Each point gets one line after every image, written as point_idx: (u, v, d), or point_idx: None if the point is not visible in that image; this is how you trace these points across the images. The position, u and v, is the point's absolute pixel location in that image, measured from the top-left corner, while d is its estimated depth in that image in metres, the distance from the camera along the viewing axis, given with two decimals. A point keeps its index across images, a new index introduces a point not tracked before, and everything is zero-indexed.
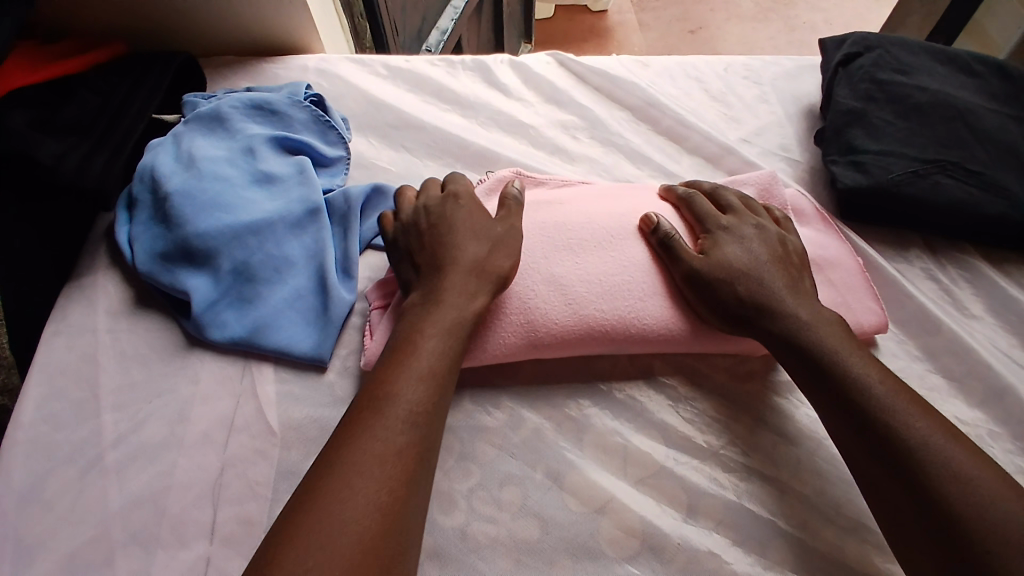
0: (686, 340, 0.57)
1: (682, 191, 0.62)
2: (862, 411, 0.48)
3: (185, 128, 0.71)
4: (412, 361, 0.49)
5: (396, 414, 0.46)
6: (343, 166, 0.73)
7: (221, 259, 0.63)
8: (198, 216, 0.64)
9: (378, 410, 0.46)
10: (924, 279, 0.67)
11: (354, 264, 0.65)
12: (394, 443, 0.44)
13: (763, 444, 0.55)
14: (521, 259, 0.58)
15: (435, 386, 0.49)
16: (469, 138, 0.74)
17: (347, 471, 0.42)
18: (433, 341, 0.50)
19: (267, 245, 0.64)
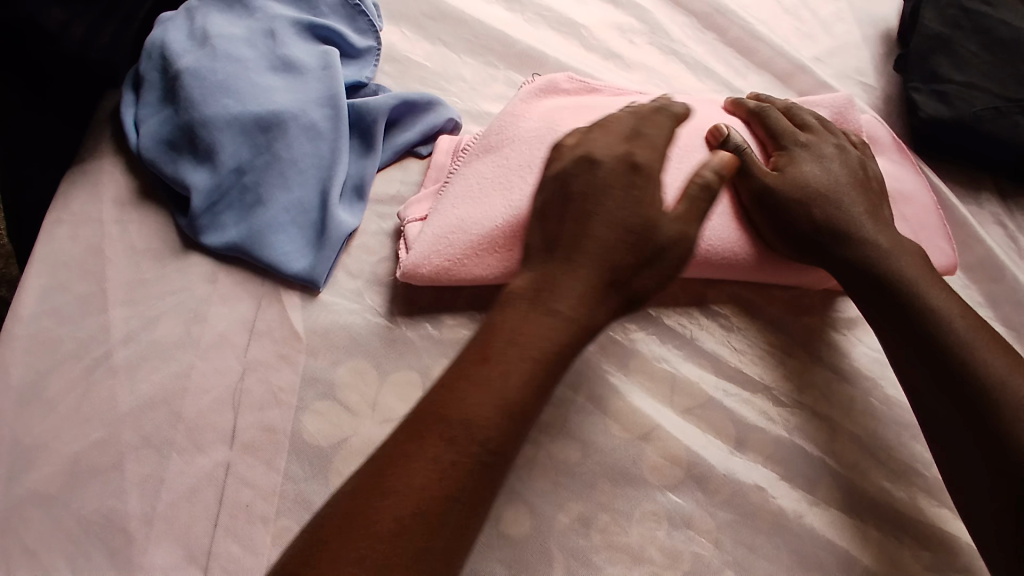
0: (750, 268, 0.53)
1: (752, 105, 0.57)
2: (938, 347, 0.47)
3: (201, 3, 0.64)
4: (509, 362, 0.42)
5: (499, 393, 0.41)
6: (372, 58, 0.65)
7: (223, 153, 0.56)
8: (204, 101, 0.58)
9: (443, 419, 0.40)
10: (991, 224, 0.63)
11: (367, 186, 0.58)
12: (484, 426, 0.40)
13: (816, 381, 0.53)
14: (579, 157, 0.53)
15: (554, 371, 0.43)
16: (514, 37, 0.67)
17: (435, 446, 0.39)
18: (503, 375, 0.42)
19: (274, 144, 0.57)
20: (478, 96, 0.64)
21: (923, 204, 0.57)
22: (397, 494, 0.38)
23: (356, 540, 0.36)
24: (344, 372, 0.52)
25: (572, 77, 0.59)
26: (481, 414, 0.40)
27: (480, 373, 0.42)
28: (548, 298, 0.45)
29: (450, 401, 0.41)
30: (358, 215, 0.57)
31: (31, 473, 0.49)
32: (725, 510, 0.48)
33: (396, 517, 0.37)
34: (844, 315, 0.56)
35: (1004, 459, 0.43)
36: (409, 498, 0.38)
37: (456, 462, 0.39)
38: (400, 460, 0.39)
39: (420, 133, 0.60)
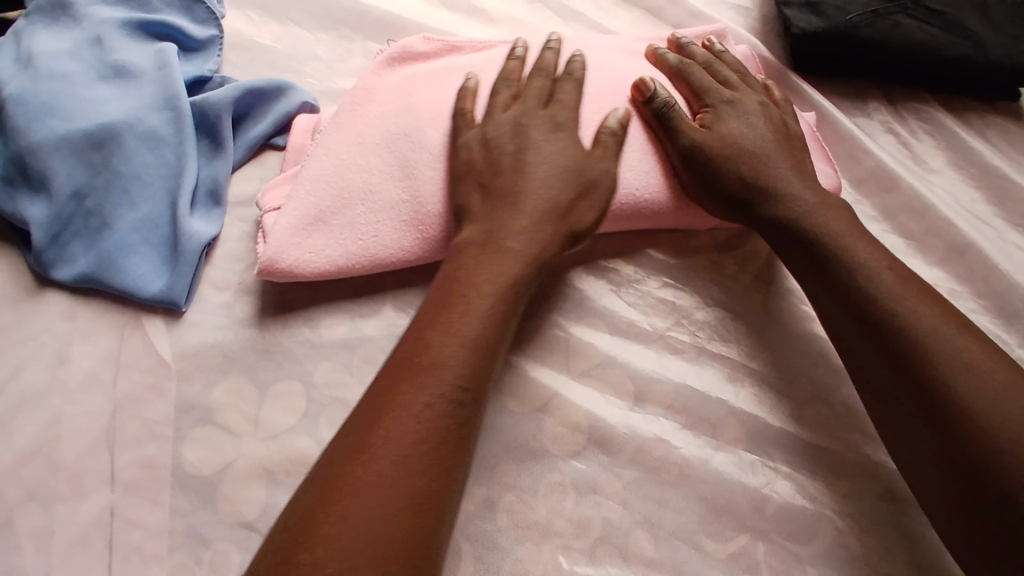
0: (664, 214, 0.52)
1: (673, 60, 0.55)
2: (864, 296, 0.46)
3: (24, 21, 0.58)
4: (482, 297, 0.41)
5: (464, 333, 0.40)
6: (215, 48, 0.60)
7: (56, 179, 0.52)
8: (26, 124, 0.52)
9: (428, 373, 0.38)
10: (881, 132, 0.61)
11: (222, 190, 0.55)
12: (457, 367, 0.39)
13: (712, 323, 0.52)
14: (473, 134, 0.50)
15: (514, 296, 0.43)
16: (368, 4, 0.62)
17: (393, 411, 0.37)
18: (463, 336, 0.40)
19: (111, 162, 0.52)
20: (336, 74, 0.60)
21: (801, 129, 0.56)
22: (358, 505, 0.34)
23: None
24: (222, 393, 0.49)
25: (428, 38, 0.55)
26: (416, 391, 0.38)
27: (399, 360, 0.39)
28: (498, 237, 0.44)
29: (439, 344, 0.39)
30: (214, 221, 0.54)
31: None
32: (631, 468, 0.47)
33: (359, 527, 0.33)
34: (734, 251, 0.55)
35: (931, 410, 0.43)
36: (381, 497, 0.34)
37: (403, 444, 0.36)
38: (378, 469, 0.35)
39: (271, 124, 0.57)
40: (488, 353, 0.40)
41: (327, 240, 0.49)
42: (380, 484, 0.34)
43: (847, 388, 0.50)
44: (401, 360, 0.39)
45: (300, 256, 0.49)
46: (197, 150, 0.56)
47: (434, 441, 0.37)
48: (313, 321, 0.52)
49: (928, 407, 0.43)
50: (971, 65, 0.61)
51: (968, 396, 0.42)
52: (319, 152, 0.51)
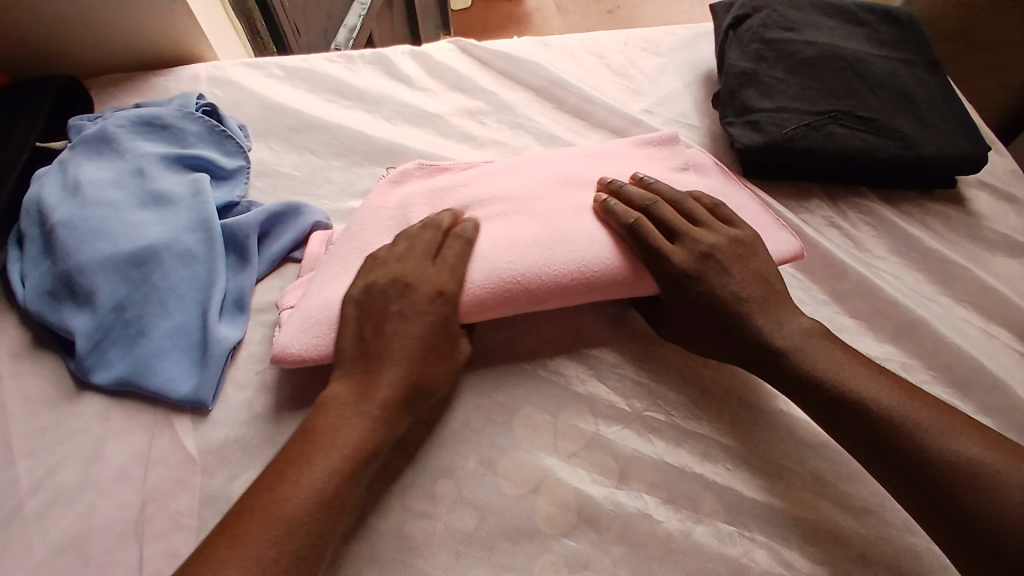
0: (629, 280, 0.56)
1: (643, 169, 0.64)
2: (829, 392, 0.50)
3: (72, 154, 0.67)
4: (333, 442, 0.47)
5: (315, 481, 0.45)
6: (243, 176, 0.70)
7: (100, 294, 0.59)
8: (75, 246, 0.60)
9: (243, 528, 0.42)
10: (825, 226, 0.69)
11: (247, 299, 0.62)
12: (300, 519, 0.43)
13: (685, 402, 0.57)
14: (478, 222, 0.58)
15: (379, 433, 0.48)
16: (375, 134, 0.72)
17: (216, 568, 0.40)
18: (367, 413, 0.48)
19: (149, 278, 0.60)
20: (345, 195, 0.69)
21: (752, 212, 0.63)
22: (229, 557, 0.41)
23: None
24: (242, 485, 0.53)
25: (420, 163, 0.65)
26: (319, 460, 0.46)
27: (317, 436, 0.47)
28: (374, 376, 0.50)
29: (279, 485, 0.44)
30: (239, 326, 0.61)
31: None
32: (619, 544, 0.50)
33: None
34: None
35: (935, 490, 0.46)
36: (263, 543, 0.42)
37: (329, 497, 0.45)
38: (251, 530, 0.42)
39: (290, 240, 0.65)
40: (346, 492, 0.46)
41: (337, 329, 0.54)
42: None
43: (814, 461, 0.54)
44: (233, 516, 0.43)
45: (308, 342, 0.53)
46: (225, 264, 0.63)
47: (340, 495, 0.45)
48: None
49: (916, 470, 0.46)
50: (903, 166, 0.68)
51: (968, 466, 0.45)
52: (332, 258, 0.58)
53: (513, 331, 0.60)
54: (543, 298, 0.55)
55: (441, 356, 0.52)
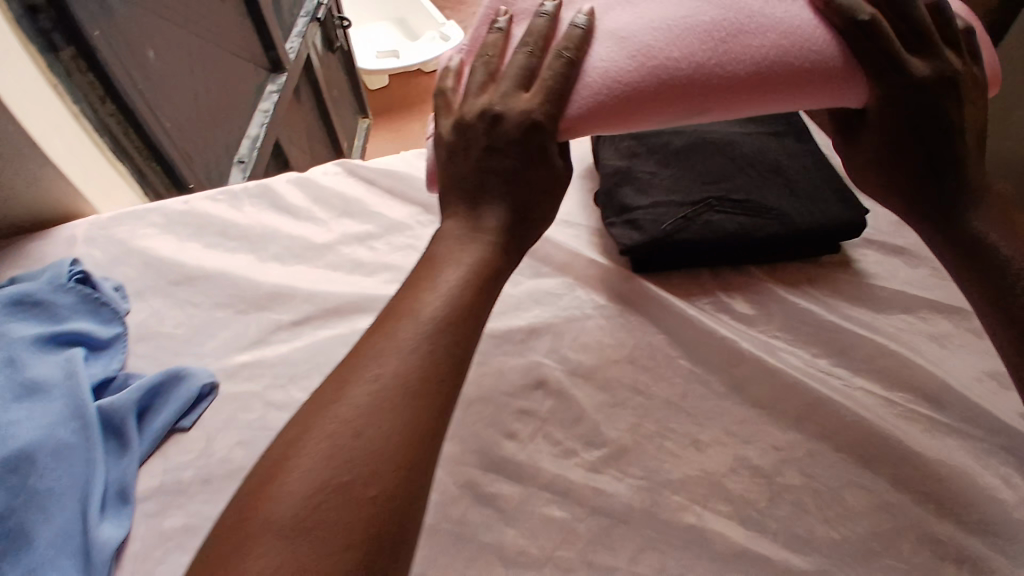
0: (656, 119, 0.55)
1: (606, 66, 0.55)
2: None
3: None
4: (293, 465, 0.40)
5: (320, 479, 0.40)
6: (121, 346, 0.67)
7: None
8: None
9: (217, 563, 0.37)
10: (715, 311, 0.67)
11: (130, 489, 0.58)
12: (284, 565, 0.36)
13: (597, 531, 0.53)
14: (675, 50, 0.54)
15: (412, 419, 0.43)
16: (260, 277, 0.71)
17: None
18: (399, 387, 0.44)
19: (23, 480, 0.53)
20: (233, 348, 0.66)
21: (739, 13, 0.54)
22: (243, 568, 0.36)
23: None
24: None
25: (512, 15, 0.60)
26: (306, 464, 0.40)
27: (283, 451, 0.42)
28: (373, 368, 0.45)
29: (275, 517, 0.38)
30: (123, 522, 0.56)
31: None
32: None
33: None
34: (605, 450, 0.58)
35: None
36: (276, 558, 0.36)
37: (358, 498, 0.39)
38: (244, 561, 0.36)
39: (174, 410, 0.62)
40: (399, 502, 0.40)
41: None
42: None
43: None
44: (213, 553, 0.38)
45: None
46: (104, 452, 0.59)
47: (374, 519, 0.39)
48: None
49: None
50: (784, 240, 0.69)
51: None
52: None
53: None
54: (715, 100, 0.54)
55: (461, 350, 0.48)
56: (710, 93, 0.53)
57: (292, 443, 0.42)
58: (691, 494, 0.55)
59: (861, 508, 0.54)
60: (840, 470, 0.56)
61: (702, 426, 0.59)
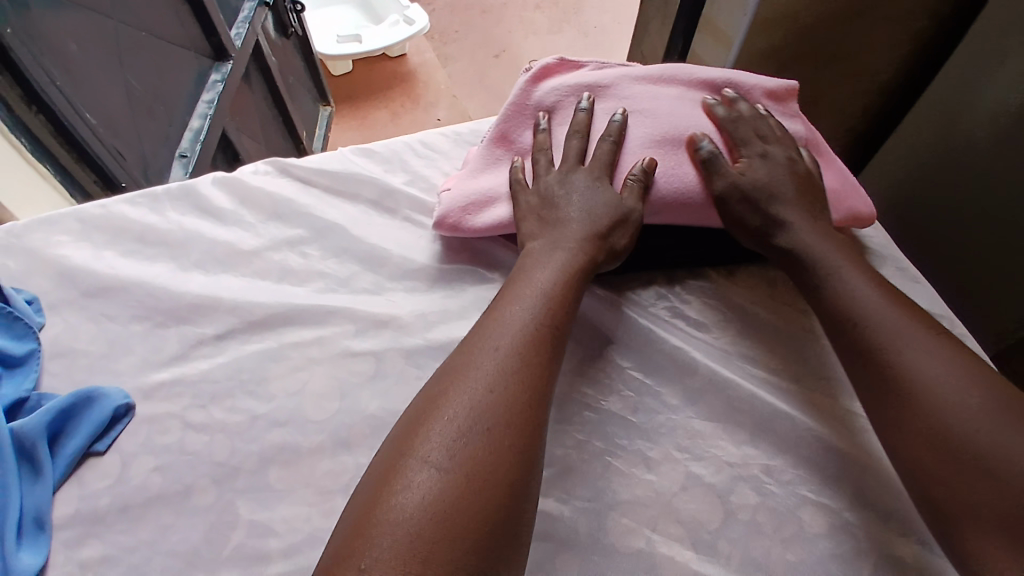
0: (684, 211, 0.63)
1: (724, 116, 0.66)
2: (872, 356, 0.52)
3: None
4: (467, 372, 0.48)
5: (454, 414, 0.45)
6: (35, 362, 0.61)
7: None
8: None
9: (417, 451, 0.44)
10: (668, 316, 0.63)
11: (44, 518, 0.53)
12: (444, 465, 0.43)
13: (538, 557, 0.50)
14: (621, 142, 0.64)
15: (525, 354, 0.50)
16: (180, 288, 0.65)
17: (388, 500, 0.41)
18: (505, 334, 0.51)
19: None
20: (148, 366, 0.61)
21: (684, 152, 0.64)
22: (406, 496, 0.41)
23: None
24: None
25: (561, 58, 0.71)
26: (463, 404, 0.46)
27: (443, 396, 0.47)
28: (492, 318, 0.53)
29: (423, 421, 0.46)
30: (39, 551, 0.51)
31: None
32: None
33: None
34: (550, 470, 0.54)
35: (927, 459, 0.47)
36: (437, 481, 0.42)
37: (498, 440, 0.44)
38: (426, 479, 0.42)
39: (86, 433, 0.56)
40: (511, 430, 0.45)
41: (483, 212, 0.65)
42: (406, 538, 0.39)
43: None
44: (394, 455, 0.44)
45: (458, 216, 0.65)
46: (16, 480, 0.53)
47: (491, 447, 0.44)
48: None
49: (918, 429, 0.48)
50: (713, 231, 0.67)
51: (953, 429, 0.46)
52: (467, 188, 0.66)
53: (341, 503, 0.53)
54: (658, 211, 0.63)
55: (557, 320, 0.53)
56: (660, 207, 0.62)
57: (436, 403, 0.47)
58: (640, 515, 0.52)
59: (818, 528, 0.51)
60: (795, 486, 0.53)
61: (653, 442, 0.55)
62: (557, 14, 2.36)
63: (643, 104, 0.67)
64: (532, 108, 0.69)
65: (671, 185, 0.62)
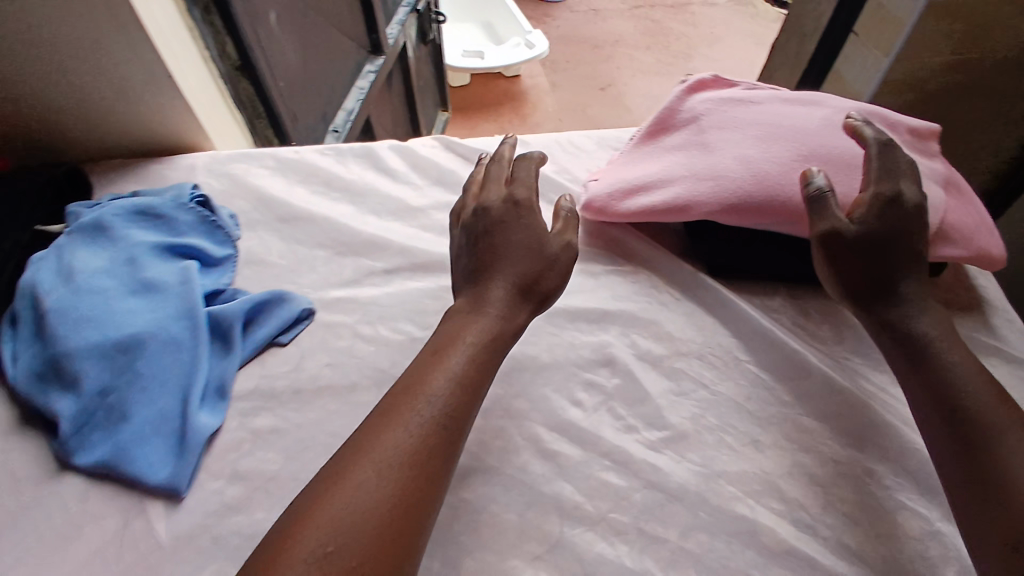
0: None
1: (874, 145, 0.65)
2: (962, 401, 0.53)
3: (67, 239, 0.69)
4: (433, 377, 0.52)
5: (422, 411, 0.50)
6: (231, 265, 0.73)
7: (86, 380, 0.60)
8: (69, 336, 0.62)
9: (370, 442, 0.48)
10: (789, 324, 0.69)
11: (226, 388, 0.63)
12: (402, 453, 0.47)
13: (650, 504, 0.56)
14: (776, 153, 0.68)
15: (479, 359, 0.55)
16: (359, 227, 0.76)
17: (344, 479, 0.45)
18: (467, 343, 0.55)
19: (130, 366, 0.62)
20: (327, 285, 0.72)
21: (826, 169, 0.68)
22: (347, 515, 0.43)
23: None
24: None
25: (716, 74, 0.77)
26: (403, 430, 0.48)
27: (383, 426, 0.49)
28: (480, 312, 0.57)
29: (383, 413, 0.50)
30: (217, 414, 0.62)
31: None
32: None
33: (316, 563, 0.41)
34: (668, 433, 0.60)
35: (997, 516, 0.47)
36: (372, 472, 0.46)
37: (435, 438, 0.49)
38: (347, 508, 0.44)
39: (275, 326, 0.67)
40: (448, 436, 0.50)
41: (629, 200, 0.70)
42: (354, 518, 0.43)
43: (776, 568, 0.53)
44: (357, 441, 0.48)
45: (606, 200, 0.71)
46: (211, 352, 0.65)
47: (433, 447, 0.48)
48: None
49: (985, 487, 0.49)
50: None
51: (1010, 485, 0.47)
52: (615, 178, 0.73)
53: (481, 423, 0.61)
54: (803, 221, 0.66)
55: (489, 348, 0.56)
56: (797, 217, 0.66)
57: (383, 430, 0.49)
58: (745, 487, 0.57)
59: (914, 532, 0.55)
60: (896, 492, 0.57)
61: (762, 429, 0.61)
62: (667, 59, 2.46)
63: (788, 122, 0.72)
64: (682, 115, 0.75)
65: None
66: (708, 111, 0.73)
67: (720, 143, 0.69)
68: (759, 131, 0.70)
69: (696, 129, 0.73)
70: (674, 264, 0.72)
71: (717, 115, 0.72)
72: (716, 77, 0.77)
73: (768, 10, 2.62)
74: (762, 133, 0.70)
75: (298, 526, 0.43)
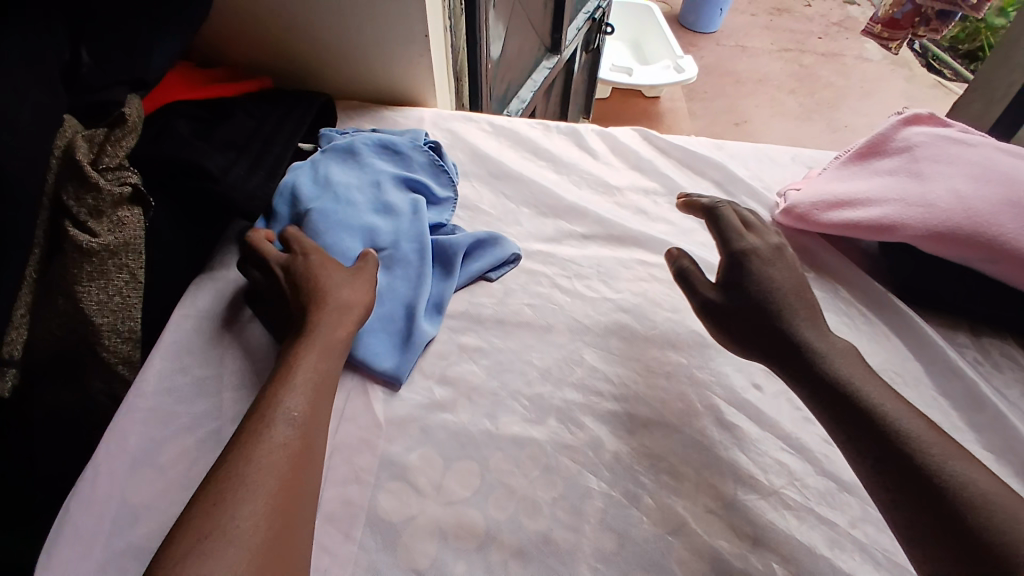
0: None
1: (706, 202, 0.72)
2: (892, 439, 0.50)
3: (324, 156, 0.82)
4: (296, 364, 0.56)
5: (291, 393, 0.54)
6: (450, 206, 0.82)
7: None
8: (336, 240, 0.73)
9: (268, 409, 0.52)
10: (971, 360, 0.71)
11: (443, 306, 0.72)
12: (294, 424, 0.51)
13: (822, 490, 0.60)
14: (988, 193, 0.71)
15: (330, 355, 0.59)
16: (563, 194, 0.84)
17: (269, 434, 0.50)
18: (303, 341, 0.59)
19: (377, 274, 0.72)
20: (531, 239, 0.80)
21: None
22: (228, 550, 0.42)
23: (208, 546, 0.42)
24: (416, 457, 0.61)
25: (934, 113, 0.82)
26: (287, 407, 0.53)
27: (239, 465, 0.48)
28: (316, 304, 0.62)
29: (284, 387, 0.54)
30: (435, 325, 0.71)
31: (127, 533, 0.57)
32: None
33: (236, 512, 0.44)
34: None
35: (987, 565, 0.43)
36: (286, 436, 0.50)
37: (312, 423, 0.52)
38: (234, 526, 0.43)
39: (489, 263, 0.75)
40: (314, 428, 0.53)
41: (832, 211, 0.77)
42: (261, 478, 0.47)
43: None
44: (271, 401, 0.53)
45: (808, 209, 0.79)
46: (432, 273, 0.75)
47: (308, 431, 0.52)
48: (493, 415, 0.64)
49: (944, 518, 0.45)
50: None
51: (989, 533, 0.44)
52: (819, 191, 0.80)
53: (664, 384, 0.67)
54: (1008, 261, 0.69)
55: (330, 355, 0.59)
56: (1002, 256, 0.69)
57: (248, 457, 0.48)
58: None
59: None
60: None
61: None
62: (809, 105, 2.44)
63: (1009, 167, 0.74)
64: (895, 142, 0.81)
65: (1021, 238, 0.68)
66: (925, 143, 0.79)
67: (932, 177, 0.75)
68: (974, 171, 0.74)
69: (907, 160, 0.78)
70: (863, 280, 0.76)
71: (930, 152, 0.78)
72: (934, 118, 0.82)
73: (927, 73, 2.53)
74: (977, 174, 0.74)
75: (241, 472, 0.47)
